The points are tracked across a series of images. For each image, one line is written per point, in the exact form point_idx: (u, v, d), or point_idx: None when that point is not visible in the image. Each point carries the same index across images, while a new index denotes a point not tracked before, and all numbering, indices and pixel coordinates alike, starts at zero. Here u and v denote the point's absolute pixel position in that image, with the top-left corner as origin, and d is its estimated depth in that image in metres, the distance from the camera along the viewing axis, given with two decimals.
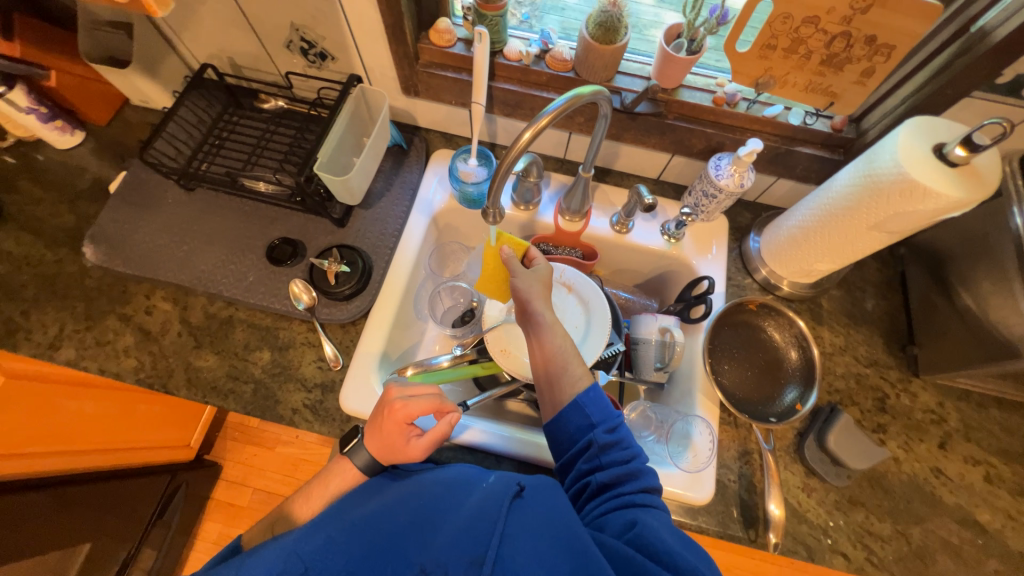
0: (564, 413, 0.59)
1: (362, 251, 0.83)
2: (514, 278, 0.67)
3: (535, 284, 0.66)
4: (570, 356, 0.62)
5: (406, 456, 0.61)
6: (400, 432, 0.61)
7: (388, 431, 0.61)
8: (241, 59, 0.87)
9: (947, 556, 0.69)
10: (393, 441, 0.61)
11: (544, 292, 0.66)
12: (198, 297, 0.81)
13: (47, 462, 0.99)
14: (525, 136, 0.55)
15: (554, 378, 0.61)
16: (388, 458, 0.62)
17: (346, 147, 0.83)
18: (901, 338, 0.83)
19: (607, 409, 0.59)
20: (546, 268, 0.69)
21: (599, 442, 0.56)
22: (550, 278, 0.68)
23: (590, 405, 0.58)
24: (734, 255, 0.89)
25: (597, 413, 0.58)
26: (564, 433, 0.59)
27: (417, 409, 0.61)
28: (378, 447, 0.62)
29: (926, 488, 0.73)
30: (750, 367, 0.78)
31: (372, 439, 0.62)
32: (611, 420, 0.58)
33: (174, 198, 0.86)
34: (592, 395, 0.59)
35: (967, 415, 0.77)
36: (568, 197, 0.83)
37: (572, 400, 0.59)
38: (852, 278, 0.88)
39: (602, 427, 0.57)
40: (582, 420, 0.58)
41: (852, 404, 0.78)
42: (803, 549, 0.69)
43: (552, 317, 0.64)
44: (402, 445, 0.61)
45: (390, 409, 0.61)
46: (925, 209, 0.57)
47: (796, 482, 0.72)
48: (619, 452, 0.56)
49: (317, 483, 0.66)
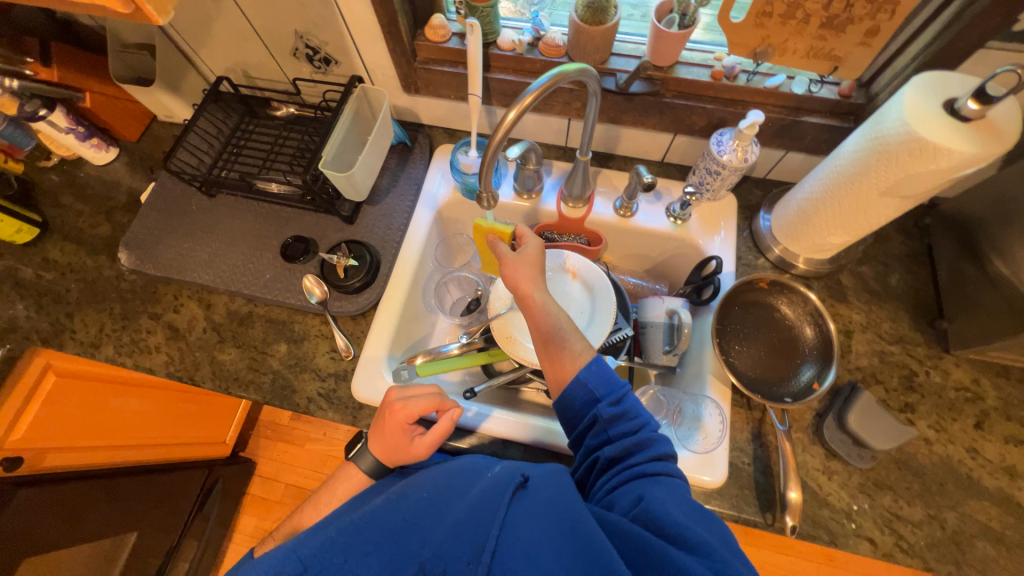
0: (567, 389, 0.58)
1: (370, 245, 0.86)
2: (502, 263, 0.67)
3: (525, 266, 0.66)
4: (568, 332, 0.62)
5: (410, 456, 0.64)
6: (401, 432, 0.64)
7: (389, 433, 0.64)
8: (254, 70, 0.93)
9: (987, 542, 0.64)
10: (397, 442, 0.64)
11: (535, 272, 0.66)
12: (220, 295, 0.86)
13: (97, 455, 1.07)
14: (510, 116, 0.56)
15: (554, 355, 0.61)
16: (394, 459, 0.65)
17: (350, 146, 0.87)
18: (930, 312, 0.79)
19: (612, 381, 0.58)
20: (537, 249, 0.69)
21: (603, 416, 0.56)
22: (540, 257, 0.68)
23: (593, 380, 0.58)
24: (745, 235, 0.86)
25: (601, 387, 0.57)
26: (571, 409, 0.59)
27: (416, 409, 0.64)
28: (385, 451, 0.65)
29: (961, 470, 0.68)
30: (763, 347, 0.75)
31: (376, 442, 0.65)
32: (615, 393, 0.57)
33: (198, 204, 0.92)
34: (594, 369, 0.58)
35: (1006, 391, 0.72)
36: (569, 183, 0.82)
37: (575, 376, 0.58)
38: (874, 252, 0.84)
39: (606, 401, 0.56)
40: (585, 395, 0.57)
41: (876, 383, 0.74)
42: (824, 534, 0.66)
43: (545, 297, 0.64)
44: (405, 444, 0.64)
45: (390, 410, 0.64)
46: (938, 168, 0.54)
47: (815, 465, 0.69)
48: (626, 424, 0.56)
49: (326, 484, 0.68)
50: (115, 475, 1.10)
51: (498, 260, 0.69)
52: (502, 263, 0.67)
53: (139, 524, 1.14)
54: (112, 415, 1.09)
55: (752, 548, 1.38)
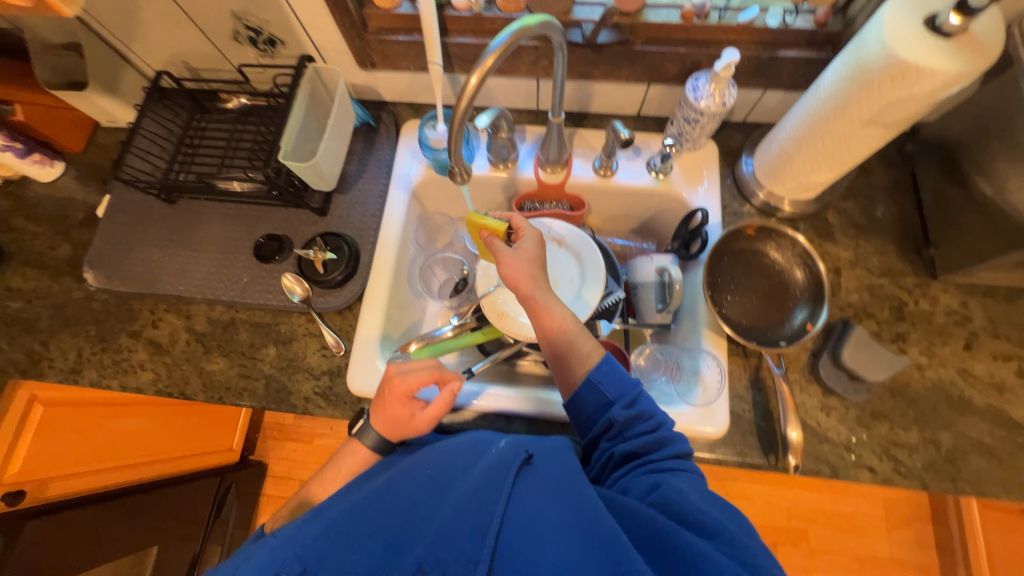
0: (580, 393, 0.58)
1: (347, 236, 0.83)
2: (501, 267, 0.62)
3: (524, 264, 0.62)
4: (575, 334, 0.60)
5: (414, 429, 0.63)
6: (403, 406, 0.63)
7: (391, 407, 0.63)
8: (196, 61, 0.86)
9: (980, 457, 0.67)
10: (400, 415, 0.63)
11: (539, 272, 0.62)
12: (199, 305, 0.83)
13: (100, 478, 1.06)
14: (473, 81, 0.52)
15: (562, 357, 0.60)
16: (398, 434, 0.64)
17: (311, 133, 0.82)
18: (916, 241, 0.79)
19: (624, 382, 0.58)
20: (539, 246, 0.63)
21: (618, 419, 0.56)
22: (539, 251, 0.63)
23: (605, 381, 0.58)
24: (729, 182, 0.84)
25: (613, 389, 0.57)
26: (584, 412, 0.59)
27: (415, 382, 0.63)
28: (388, 425, 0.64)
29: (953, 392, 0.70)
30: (755, 294, 0.75)
31: (378, 418, 0.65)
32: (629, 394, 0.57)
33: (160, 212, 0.87)
34: (605, 369, 0.58)
35: (993, 311, 0.73)
36: (544, 148, 0.80)
37: (585, 378, 0.58)
38: (859, 186, 0.83)
39: (619, 403, 0.57)
40: (598, 399, 0.58)
41: (867, 317, 0.75)
42: (826, 468, 0.67)
43: (548, 298, 0.61)
44: (408, 418, 0.63)
45: (389, 385, 0.63)
46: (921, 92, 0.52)
47: (813, 404, 0.71)
48: (641, 422, 0.56)
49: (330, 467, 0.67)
50: (129, 493, 1.10)
51: (497, 262, 0.63)
52: (499, 261, 0.62)
53: (160, 535, 1.14)
54: (107, 437, 1.09)
55: (758, 486, 1.43)
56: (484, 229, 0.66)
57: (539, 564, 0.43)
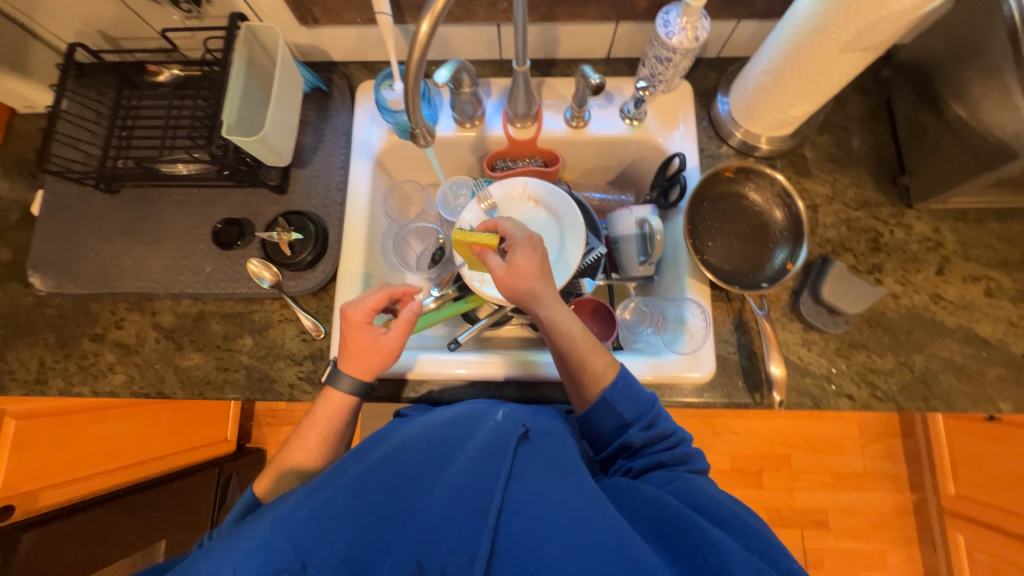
0: (595, 412, 0.58)
1: (311, 214, 0.78)
2: (497, 280, 0.62)
3: (522, 280, 0.61)
4: (585, 351, 0.60)
5: (385, 354, 0.63)
6: (366, 333, 0.63)
7: (354, 338, 0.62)
8: (112, 29, 0.77)
9: (950, 375, 0.70)
10: (366, 345, 0.63)
11: (537, 284, 0.61)
12: (163, 300, 0.79)
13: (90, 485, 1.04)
14: (423, 28, 0.47)
15: (573, 373, 0.60)
16: (371, 367, 0.63)
17: (256, 104, 0.75)
18: (891, 170, 0.78)
19: (639, 402, 0.58)
20: (533, 255, 0.62)
21: (636, 441, 0.56)
22: (538, 265, 0.62)
23: (621, 401, 0.57)
24: (705, 124, 0.82)
25: (629, 410, 0.57)
26: (599, 432, 0.59)
27: (370, 305, 0.63)
28: (358, 363, 0.63)
29: (926, 317, 0.72)
30: (736, 238, 0.74)
31: (346, 361, 0.63)
32: (646, 415, 0.57)
33: (102, 204, 0.80)
34: (621, 388, 0.58)
35: (964, 234, 0.75)
36: (512, 102, 0.75)
37: (600, 397, 0.58)
38: (835, 117, 0.81)
39: (637, 425, 0.57)
40: (615, 419, 0.58)
41: (845, 251, 0.75)
42: (808, 400, 0.70)
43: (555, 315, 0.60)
44: (374, 345, 0.63)
45: (345, 318, 0.63)
46: (900, 9, 0.49)
47: (795, 340, 0.72)
48: (659, 441, 0.57)
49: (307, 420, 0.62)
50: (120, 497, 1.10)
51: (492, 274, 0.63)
52: (496, 279, 0.62)
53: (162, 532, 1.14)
54: (95, 444, 1.05)
55: (743, 420, 1.50)
56: (473, 245, 0.64)
57: (542, 538, 0.44)
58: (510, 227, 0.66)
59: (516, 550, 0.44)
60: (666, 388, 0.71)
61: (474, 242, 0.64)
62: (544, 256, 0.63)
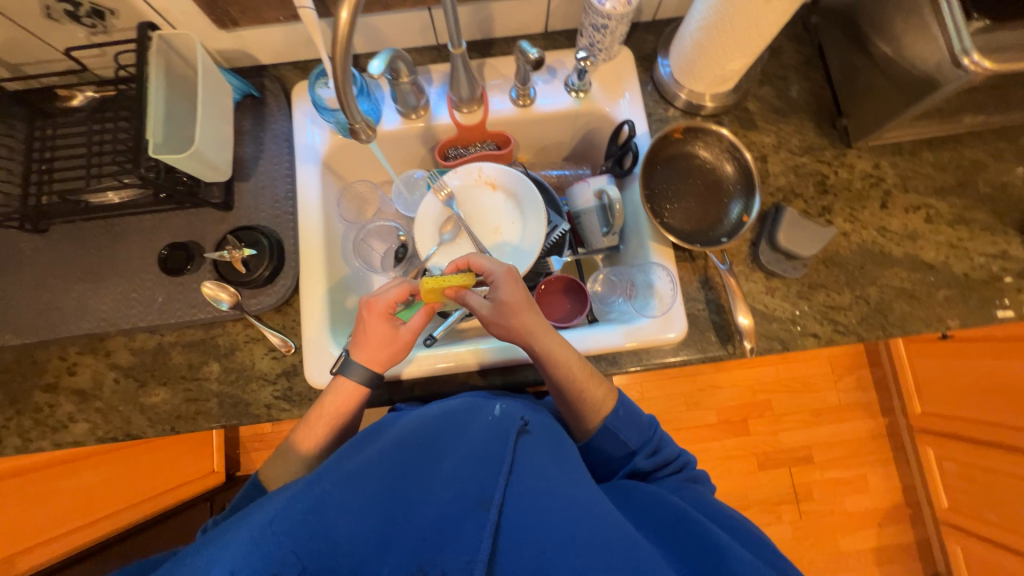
0: (598, 440, 0.63)
1: (262, 228, 0.75)
2: (482, 319, 0.65)
3: (508, 319, 0.62)
4: (584, 382, 0.62)
5: (398, 346, 0.64)
6: (385, 323, 0.64)
7: (373, 327, 0.64)
8: (10, 54, 0.71)
9: (902, 301, 0.74)
10: (383, 335, 0.64)
11: (522, 318, 0.62)
12: (116, 338, 0.74)
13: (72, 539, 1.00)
14: (343, 17, 0.45)
15: (573, 403, 0.62)
16: (384, 357, 0.64)
17: (184, 119, 0.71)
18: (830, 113, 0.81)
19: (643, 432, 0.63)
20: (513, 288, 0.63)
21: (642, 467, 0.62)
22: (522, 301, 0.63)
23: (624, 429, 0.62)
24: (650, 89, 0.82)
25: (636, 440, 0.63)
26: (605, 459, 0.64)
27: (393, 297, 0.65)
28: (371, 352, 0.64)
29: (875, 250, 0.76)
30: (692, 198, 0.76)
31: (360, 349, 0.64)
32: (651, 443, 0.63)
33: (30, 245, 0.74)
34: (622, 417, 0.63)
35: (902, 167, 0.78)
36: (454, 88, 0.74)
37: (603, 428, 0.62)
38: (772, 68, 0.83)
39: (643, 453, 0.62)
40: (621, 449, 0.63)
41: (795, 197, 0.78)
42: (777, 344, 0.73)
43: (550, 349, 0.61)
44: (392, 336, 0.64)
45: (368, 307, 0.64)
46: None
47: (759, 289, 0.75)
48: (665, 465, 0.64)
49: (313, 412, 0.63)
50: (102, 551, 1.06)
51: (475, 312, 0.65)
52: (482, 319, 0.64)
53: None
54: (67, 497, 1.00)
55: (724, 373, 1.56)
56: (448, 289, 0.63)
57: (545, 532, 0.45)
58: (483, 262, 0.66)
59: (518, 545, 0.44)
60: (642, 353, 0.72)
61: (450, 286, 0.63)
62: (522, 288, 0.64)
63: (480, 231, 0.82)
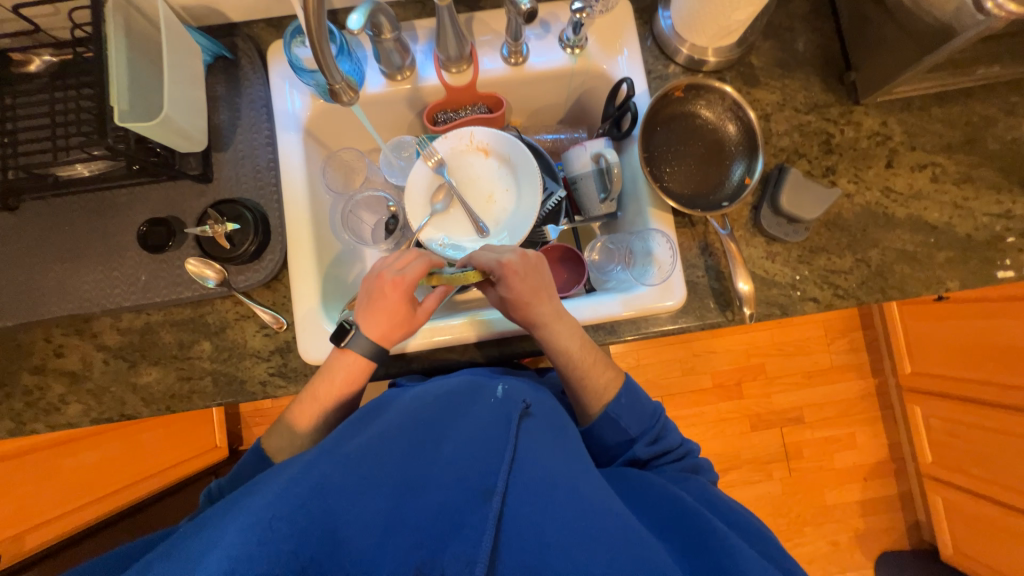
0: (597, 427, 0.64)
1: (244, 200, 0.71)
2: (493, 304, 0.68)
3: (511, 312, 0.65)
4: (587, 368, 0.64)
5: (413, 323, 0.65)
6: (405, 301, 0.63)
7: (395, 304, 0.63)
8: None
9: (903, 263, 0.73)
10: (401, 312, 0.64)
11: (531, 311, 0.63)
12: (102, 318, 0.72)
13: (65, 524, 0.99)
14: None
15: (575, 387, 0.65)
16: (398, 333, 0.64)
17: (151, 83, 0.66)
18: (838, 67, 0.77)
19: (644, 417, 0.64)
20: (522, 281, 0.63)
21: (642, 454, 0.62)
22: (523, 296, 0.63)
23: (626, 416, 0.63)
24: (649, 44, 0.78)
25: (636, 427, 0.63)
26: (604, 446, 0.65)
27: (417, 275, 0.64)
28: (386, 328, 0.63)
29: (879, 212, 0.74)
30: (691, 160, 0.73)
31: (376, 326, 0.63)
32: (652, 430, 0.64)
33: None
34: (625, 404, 0.64)
35: (910, 124, 0.75)
36: (441, 45, 0.69)
37: (604, 414, 0.63)
38: (779, 18, 0.78)
39: (642, 440, 0.63)
40: (621, 436, 0.63)
41: (799, 158, 0.75)
42: (776, 309, 0.72)
43: (552, 340, 0.63)
44: (410, 313, 0.64)
45: (391, 283, 0.63)
46: None
47: (759, 255, 0.73)
48: (665, 453, 0.64)
49: (321, 381, 0.63)
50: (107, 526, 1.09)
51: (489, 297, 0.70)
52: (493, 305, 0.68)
53: None
54: (69, 477, 1.00)
55: (720, 339, 1.57)
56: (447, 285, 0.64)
57: (547, 526, 0.44)
58: (484, 258, 0.64)
59: (520, 538, 0.44)
60: (640, 321, 0.71)
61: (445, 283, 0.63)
62: (524, 283, 0.63)
63: (473, 199, 0.79)
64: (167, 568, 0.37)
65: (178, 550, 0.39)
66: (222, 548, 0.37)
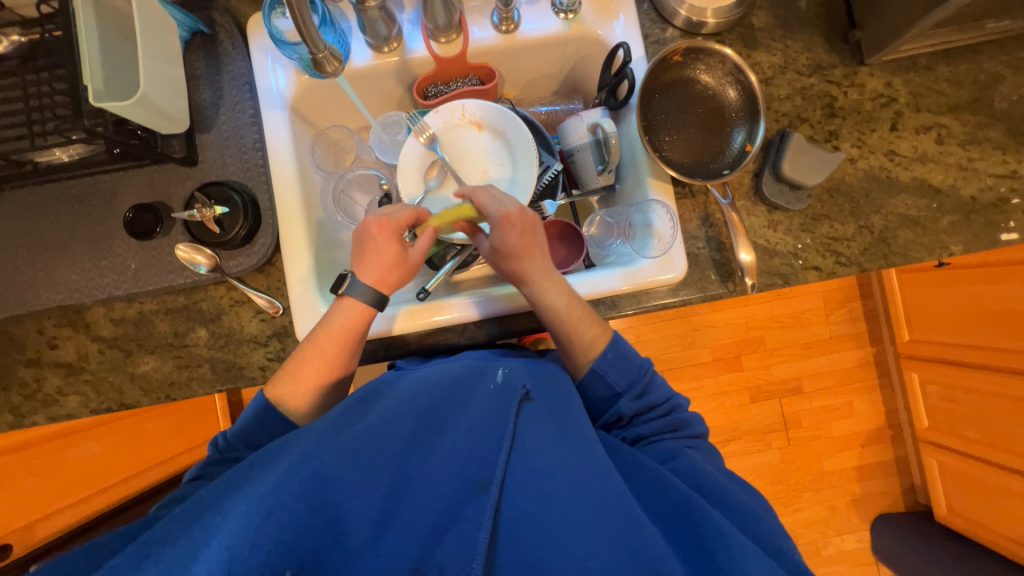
0: (586, 381, 0.62)
1: (232, 182, 0.69)
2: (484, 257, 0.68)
3: (502, 262, 0.64)
4: (574, 323, 0.61)
5: (406, 266, 0.64)
6: (394, 243, 0.63)
7: (383, 245, 0.63)
8: None
9: (906, 229, 0.72)
10: (392, 255, 0.63)
11: (521, 266, 0.63)
12: (94, 308, 0.71)
13: (75, 513, 1.01)
14: None
15: (562, 341, 0.63)
16: (391, 277, 0.63)
17: (125, 61, 0.63)
18: (841, 27, 0.74)
19: (631, 372, 0.61)
20: (518, 235, 0.63)
21: (626, 410, 0.61)
22: (514, 247, 0.62)
23: (613, 370, 0.61)
24: (646, 7, 0.74)
25: (621, 380, 0.61)
26: (591, 400, 0.63)
27: (403, 219, 0.65)
28: (380, 273, 0.62)
29: (882, 176, 0.72)
30: (692, 129, 0.71)
31: (369, 270, 0.62)
32: (638, 386, 0.61)
33: None
34: (611, 358, 0.61)
35: (916, 84, 0.73)
36: (429, 13, 0.66)
37: (591, 369, 0.61)
38: None
39: (628, 395, 0.61)
40: (606, 390, 0.61)
41: (801, 123, 0.73)
42: (778, 279, 0.71)
43: (541, 291, 0.62)
44: (401, 255, 0.64)
45: (377, 226, 0.63)
46: None
47: (761, 224, 0.72)
48: (650, 409, 0.62)
49: (321, 330, 0.61)
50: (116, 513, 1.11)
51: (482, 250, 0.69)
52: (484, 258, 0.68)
53: None
54: (73, 470, 1.00)
55: (720, 312, 1.57)
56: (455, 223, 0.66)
57: (544, 521, 0.45)
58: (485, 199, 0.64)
59: (518, 532, 0.45)
60: (640, 295, 0.70)
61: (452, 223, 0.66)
62: (517, 235, 0.62)
63: (467, 175, 0.77)
64: (162, 563, 0.37)
65: (173, 542, 0.39)
66: (222, 541, 0.37)
